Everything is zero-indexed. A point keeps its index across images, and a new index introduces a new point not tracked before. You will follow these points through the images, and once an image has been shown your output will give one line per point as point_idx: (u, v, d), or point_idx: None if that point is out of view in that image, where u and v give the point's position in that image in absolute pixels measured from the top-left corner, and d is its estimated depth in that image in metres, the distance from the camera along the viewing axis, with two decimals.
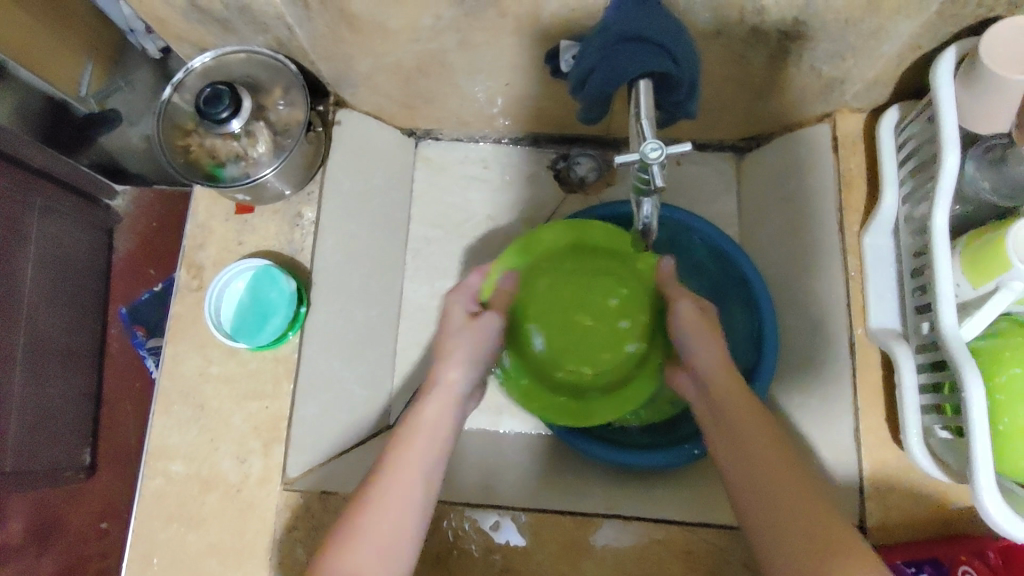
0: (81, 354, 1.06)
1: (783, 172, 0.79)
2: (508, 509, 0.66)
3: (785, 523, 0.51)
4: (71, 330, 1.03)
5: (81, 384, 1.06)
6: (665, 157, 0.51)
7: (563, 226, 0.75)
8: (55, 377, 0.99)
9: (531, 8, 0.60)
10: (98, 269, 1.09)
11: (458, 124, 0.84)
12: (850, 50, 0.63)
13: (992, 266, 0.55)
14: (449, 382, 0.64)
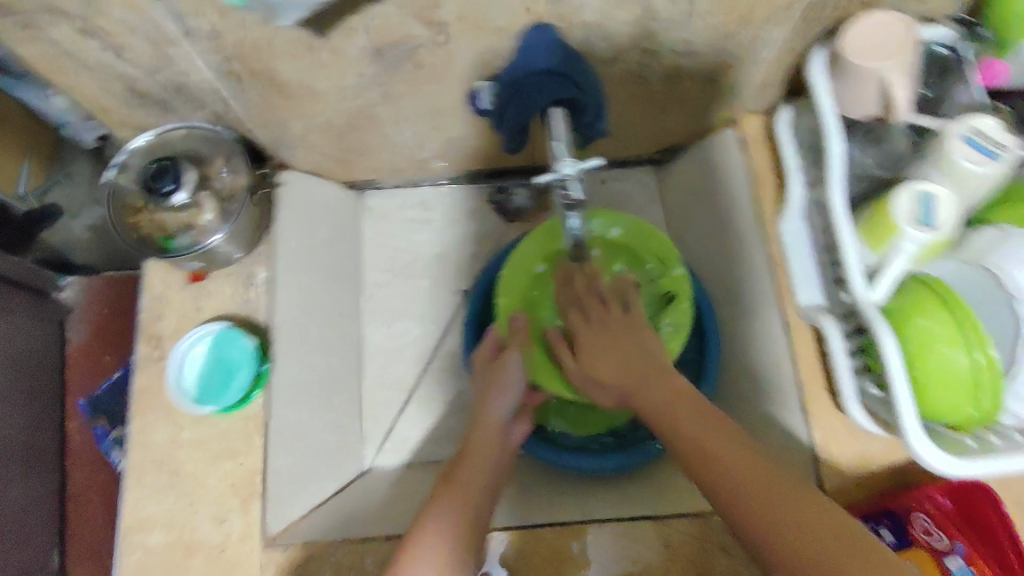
0: (40, 453, 1.03)
1: (701, 178, 0.86)
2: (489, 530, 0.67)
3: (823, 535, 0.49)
4: (29, 430, 1.01)
5: (46, 483, 1.03)
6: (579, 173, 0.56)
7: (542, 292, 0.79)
8: (17, 481, 0.97)
9: (446, 56, 0.66)
10: (52, 364, 1.08)
11: (396, 171, 0.89)
12: (735, 60, 0.71)
13: (889, 232, 0.60)
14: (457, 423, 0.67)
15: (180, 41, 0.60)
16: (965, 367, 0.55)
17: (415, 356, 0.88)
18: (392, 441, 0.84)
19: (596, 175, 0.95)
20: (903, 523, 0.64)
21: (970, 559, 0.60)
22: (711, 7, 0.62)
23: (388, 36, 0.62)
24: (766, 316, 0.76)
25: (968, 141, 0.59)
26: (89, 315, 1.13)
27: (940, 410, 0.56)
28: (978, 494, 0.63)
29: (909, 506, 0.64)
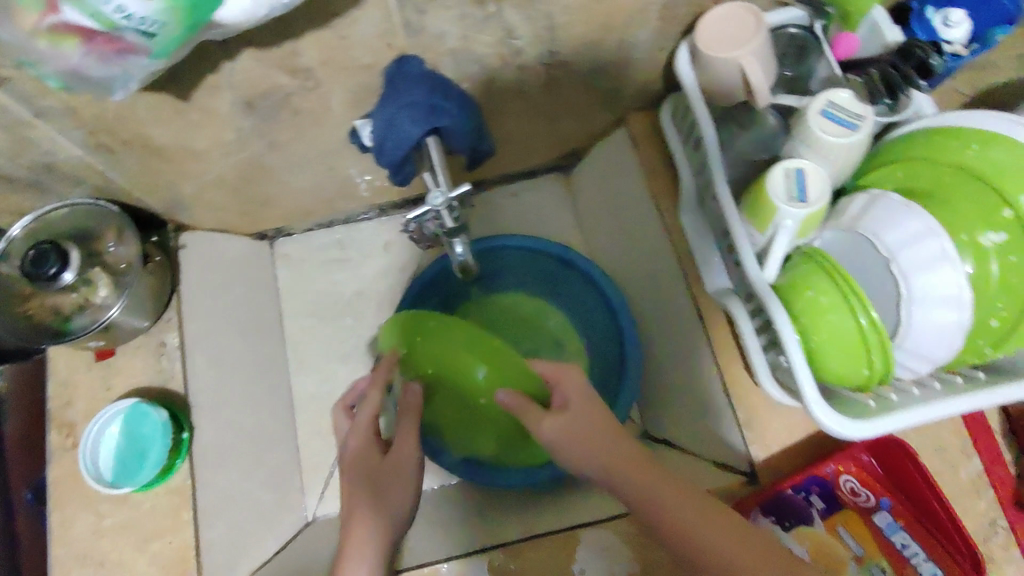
0: None
1: (606, 178, 0.87)
2: (429, 565, 0.67)
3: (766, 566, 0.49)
4: None
5: None
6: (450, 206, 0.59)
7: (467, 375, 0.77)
8: None
9: (319, 100, 0.65)
10: None
11: (302, 215, 0.88)
12: (609, 64, 0.73)
13: (766, 211, 0.61)
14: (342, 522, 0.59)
15: (39, 123, 0.58)
16: (854, 332, 0.57)
17: None
18: (334, 488, 0.83)
19: (508, 188, 0.95)
20: (831, 487, 0.65)
21: (896, 514, 0.64)
22: (568, 18, 0.64)
23: (254, 88, 0.61)
24: (681, 305, 0.77)
25: (825, 114, 0.60)
26: (25, 404, 1.03)
27: (841, 373, 0.59)
28: (896, 449, 0.64)
29: (835, 469, 0.65)
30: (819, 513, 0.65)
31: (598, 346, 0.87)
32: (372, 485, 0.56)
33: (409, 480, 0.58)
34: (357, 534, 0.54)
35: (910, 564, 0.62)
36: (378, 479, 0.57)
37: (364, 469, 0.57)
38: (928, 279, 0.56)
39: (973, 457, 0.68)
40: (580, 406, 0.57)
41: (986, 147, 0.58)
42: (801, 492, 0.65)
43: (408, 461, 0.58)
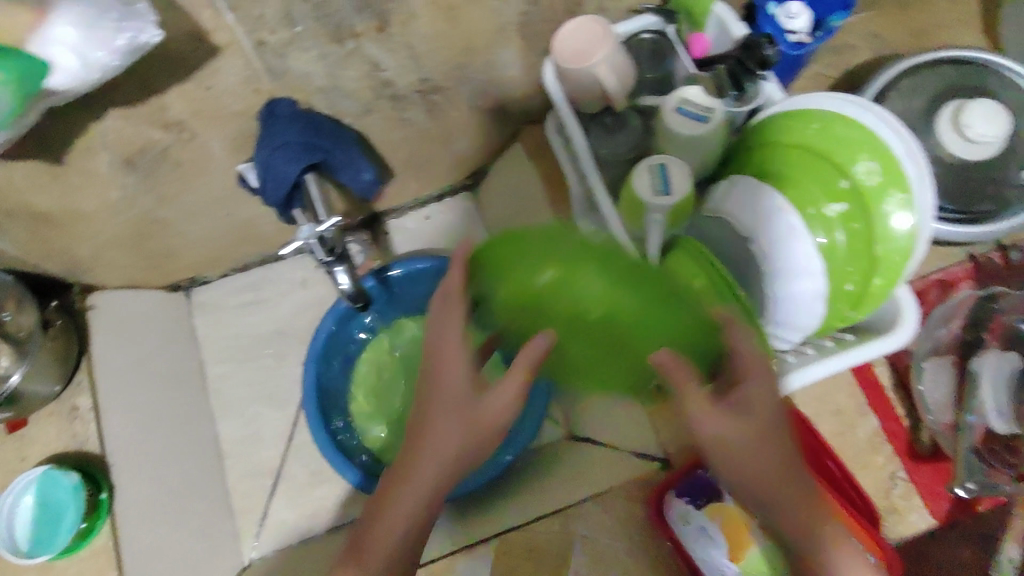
0: None
1: (505, 193, 0.91)
2: None
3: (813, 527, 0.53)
4: None
5: None
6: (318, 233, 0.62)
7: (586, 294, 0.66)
8: None
9: (200, 150, 0.67)
10: None
11: (213, 262, 0.89)
12: (483, 85, 0.76)
13: (636, 206, 0.63)
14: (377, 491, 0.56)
15: None
16: (737, 312, 0.59)
17: (274, 435, 0.90)
18: (269, 527, 0.86)
19: (420, 212, 0.97)
20: None
21: None
22: (430, 46, 0.67)
23: (130, 147, 0.62)
24: None
25: (679, 110, 0.64)
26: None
27: None
28: (796, 418, 0.70)
29: None
30: None
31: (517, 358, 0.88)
32: (454, 401, 0.54)
33: (507, 405, 0.55)
34: (415, 461, 0.55)
35: None
36: (465, 400, 0.54)
37: (459, 389, 0.55)
38: (789, 252, 0.59)
39: (869, 416, 0.71)
40: (757, 366, 0.53)
41: (826, 126, 0.62)
42: (711, 470, 0.68)
43: (501, 412, 0.55)
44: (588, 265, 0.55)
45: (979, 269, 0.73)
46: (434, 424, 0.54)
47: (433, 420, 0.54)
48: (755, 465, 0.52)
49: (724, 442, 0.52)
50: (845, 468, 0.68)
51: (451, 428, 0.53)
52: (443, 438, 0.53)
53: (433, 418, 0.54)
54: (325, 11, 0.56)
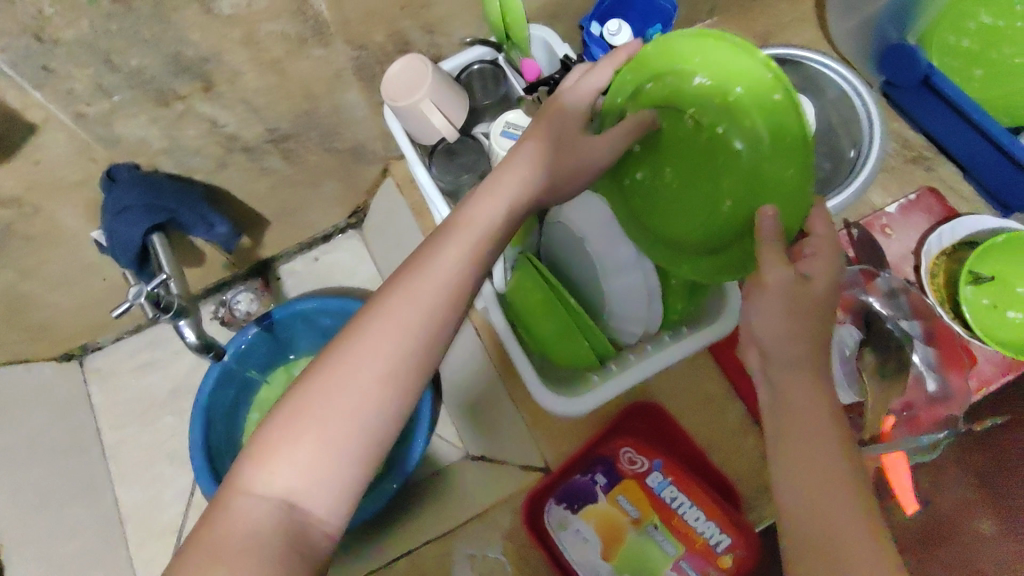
0: None
1: (386, 225, 0.94)
2: None
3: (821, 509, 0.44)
4: None
5: None
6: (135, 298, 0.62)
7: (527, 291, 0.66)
8: None
9: (50, 221, 0.68)
10: None
11: (100, 328, 0.89)
12: (337, 127, 0.79)
13: None
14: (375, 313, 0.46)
15: None
16: (571, 319, 0.62)
17: (178, 493, 0.89)
18: None
19: (308, 255, 1.00)
20: (612, 462, 0.69)
21: (666, 472, 0.67)
22: (269, 101, 0.69)
23: None
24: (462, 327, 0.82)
25: (503, 133, 0.70)
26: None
27: (572, 358, 0.64)
28: (664, 413, 0.71)
29: (614, 444, 0.70)
30: (602, 488, 0.68)
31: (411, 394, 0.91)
32: (561, 134, 0.53)
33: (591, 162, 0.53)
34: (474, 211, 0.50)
35: (679, 516, 0.66)
36: (569, 140, 0.53)
37: (575, 132, 0.54)
38: (609, 249, 0.63)
39: (737, 402, 0.71)
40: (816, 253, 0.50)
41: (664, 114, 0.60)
42: (587, 474, 0.69)
43: (596, 153, 0.53)
44: (685, 108, 0.54)
45: None
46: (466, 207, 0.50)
47: (534, 136, 0.53)
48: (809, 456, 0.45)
49: (811, 314, 0.48)
50: (709, 457, 0.70)
51: (537, 158, 0.52)
52: (477, 218, 0.49)
53: (506, 169, 0.52)
54: (140, 78, 0.58)
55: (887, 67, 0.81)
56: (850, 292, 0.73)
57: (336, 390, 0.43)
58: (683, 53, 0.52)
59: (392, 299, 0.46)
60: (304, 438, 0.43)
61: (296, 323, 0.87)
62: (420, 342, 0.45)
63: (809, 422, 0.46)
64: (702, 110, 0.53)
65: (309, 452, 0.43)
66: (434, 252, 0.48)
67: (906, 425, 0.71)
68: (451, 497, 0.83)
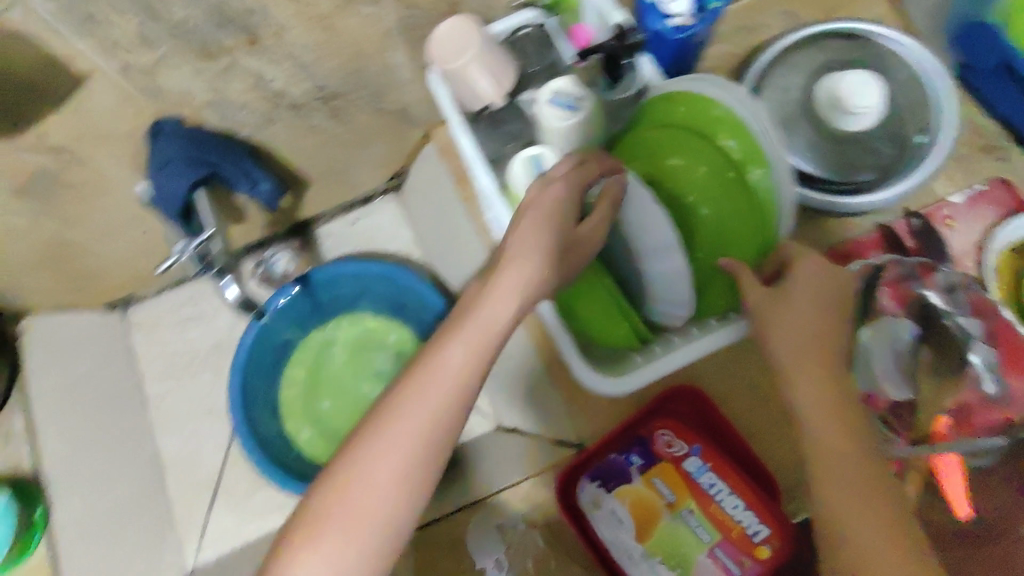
0: None
1: (426, 190, 0.92)
2: None
3: (860, 505, 0.49)
4: None
5: None
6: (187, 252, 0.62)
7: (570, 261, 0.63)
8: None
9: (96, 171, 0.68)
10: None
11: (144, 279, 0.90)
12: (384, 88, 0.77)
13: (518, 202, 0.65)
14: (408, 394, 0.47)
15: None
16: (613, 303, 0.61)
17: (215, 448, 0.91)
18: (211, 537, 0.87)
19: (346, 217, 0.99)
20: (648, 443, 0.68)
21: (704, 457, 0.66)
22: (315, 59, 0.67)
23: (17, 174, 0.63)
24: None
25: (552, 102, 0.64)
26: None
27: (611, 337, 0.62)
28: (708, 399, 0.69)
29: (651, 424, 0.68)
30: (638, 468, 0.67)
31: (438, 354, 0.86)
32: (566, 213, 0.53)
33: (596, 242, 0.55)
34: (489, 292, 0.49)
35: (717, 503, 0.64)
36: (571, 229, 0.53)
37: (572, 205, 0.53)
38: (643, 231, 0.59)
39: None
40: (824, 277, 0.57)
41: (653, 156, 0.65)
42: (624, 454, 0.68)
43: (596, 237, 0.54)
44: (671, 155, 0.64)
45: (884, 236, 0.74)
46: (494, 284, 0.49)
47: (531, 228, 0.51)
48: (838, 449, 0.51)
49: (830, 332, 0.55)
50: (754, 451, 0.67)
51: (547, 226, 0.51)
52: (491, 310, 0.49)
53: (523, 232, 0.51)
54: (185, 29, 0.56)
55: (964, 47, 0.77)
56: (908, 285, 0.68)
57: (367, 487, 0.45)
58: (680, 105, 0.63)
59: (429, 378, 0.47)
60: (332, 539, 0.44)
61: (335, 283, 0.86)
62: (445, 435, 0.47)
63: (832, 419, 0.52)
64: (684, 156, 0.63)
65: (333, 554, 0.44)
66: (448, 350, 0.48)
67: (959, 428, 0.66)
68: (491, 469, 0.86)
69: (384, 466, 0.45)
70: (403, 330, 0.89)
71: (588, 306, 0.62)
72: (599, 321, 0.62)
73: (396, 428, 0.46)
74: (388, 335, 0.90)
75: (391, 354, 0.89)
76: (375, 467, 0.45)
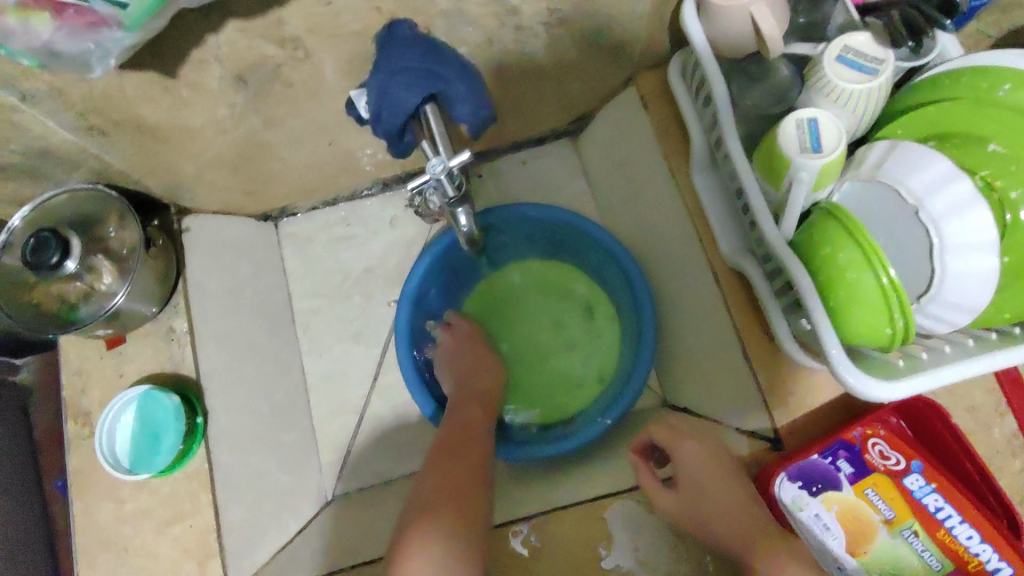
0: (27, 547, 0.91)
1: (614, 139, 0.85)
2: (510, 528, 0.69)
3: None
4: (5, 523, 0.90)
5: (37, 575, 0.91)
6: (449, 169, 0.55)
7: (841, 236, 0.56)
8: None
9: (312, 71, 0.63)
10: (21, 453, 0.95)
11: (308, 192, 0.87)
12: (614, 21, 0.68)
13: (781, 165, 0.58)
14: (431, 456, 0.69)
15: (24, 108, 0.57)
16: (881, 285, 0.53)
17: (361, 374, 0.88)
18: (352, 467, 0.84)
19: (516, 156, 0.94)
20: (858, 451, 0.64)
21: (927, 476, 0.62)
22: None
23: (242, 62, 0.58)
24: (697, 270, 0.74)
25: (841, 61, 0.57)
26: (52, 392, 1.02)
27: (864, 334, 0.55)
28: (929, 413, 0.64)
29: (863, 432, 0.64)
30: (847, 477, 0.63)
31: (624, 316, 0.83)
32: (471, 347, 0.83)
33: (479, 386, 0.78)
34: (468, 374, 0.79)
35: (946, 528, 0.60)
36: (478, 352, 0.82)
37: (467, 356, 0.82)
38: (964, 226, 0.52)
39: (1007, 416, 0.66)
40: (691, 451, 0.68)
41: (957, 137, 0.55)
42: (829, 458, 0.63)
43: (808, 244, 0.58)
44: (988, 136, 0.54)
45: None
46: (456, 356, 0.82)
47: (474, 357, 0.81)
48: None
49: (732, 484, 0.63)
50: (992, 479, 0.62)
51: (469, 354, 0.82)
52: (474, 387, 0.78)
53: (473, 343, 0.83)
54: None
55: None
56: None
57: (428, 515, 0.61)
58: (1006, 82, 0.55)
59: (439, 446, 0.69)
60: (428, 534, 0.59)
61: (509, 225, 0.84)
62: (468, 466, 0.66)
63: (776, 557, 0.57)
64: (1010, 141, 0.54)
65: (434, 555, 0.57)
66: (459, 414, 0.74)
67: None
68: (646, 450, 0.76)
69: (428, 483, 0.65)
70: (594, 284, 0.88)
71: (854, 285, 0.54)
72: (865, 309, 0.54)
73: (431, 477, 0.65)
74: (577, 287, 0.89)
75: (580, 307, 0.88)
76: (417, 496, 0.64)
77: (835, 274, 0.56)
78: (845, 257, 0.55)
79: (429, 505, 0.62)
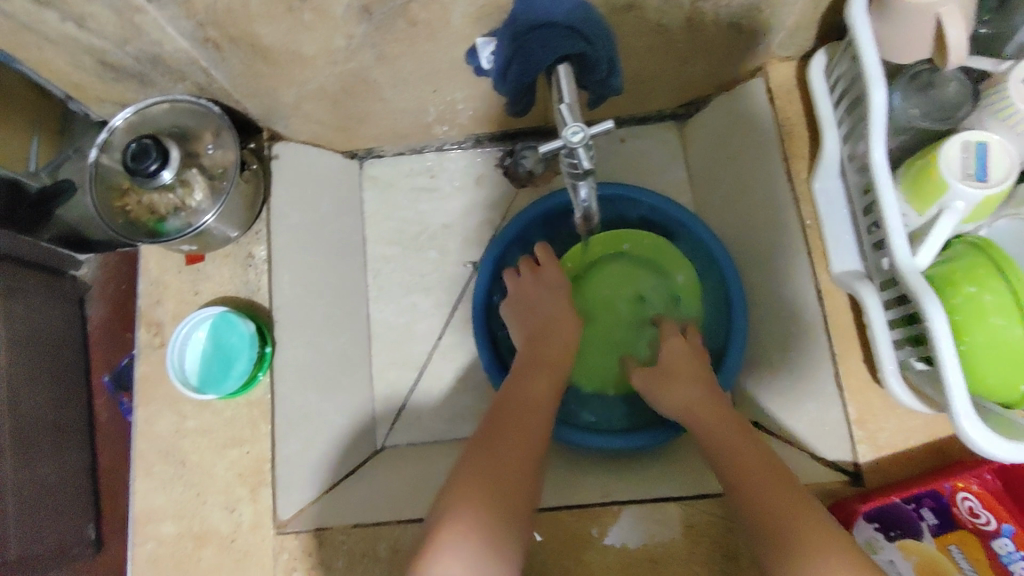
0: (73, 433, 0.94)
1: (727, 129, 0.80)
2: (548, 512, 0.64)
3: None
4: (60, 406, 0.92)
5: (77, 461, 0.94)
6: (588, 139, 0.53)
7: (993, 278, 0.51)
8: (51, 455, 0.88)
9: (441, 11, 0.59)
10: (76, 343, 0.98)
11: (398, 137, 0.85)
12: (765, 2, 0.63)
13: (933, 190, 0.53)
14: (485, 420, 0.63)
15: (146, 8, 0.55)
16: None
17: (424, 330, 0.86)
18: (405, 422, 0.83)
19: (615, 132, 0.90)
20: (946, 503, 0.60)
21: (1019, 544, 0.56)
22: None
23: None
24: (799, 284, 0.70)
25: None
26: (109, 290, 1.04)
27: (994, 388, 0.51)
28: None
29: (953, 484, 0.59)
30: (930, 528, 0.59)
31: (710, 315, 0.81)
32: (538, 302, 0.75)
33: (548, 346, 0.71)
34: (536, 331, 0.72)
35: None
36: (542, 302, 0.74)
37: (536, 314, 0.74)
38: None
39: None
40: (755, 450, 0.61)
41: None
42: (911, 504, 0.60)
43: (947, 277, 0.53)
44: None
45: None
46: (519, 310, 0.74)
47: (553, 308, 0.74)
48: None
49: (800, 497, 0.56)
50: None
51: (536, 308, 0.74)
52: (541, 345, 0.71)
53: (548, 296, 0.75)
54: None
55: None
56: None
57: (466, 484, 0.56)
58: None
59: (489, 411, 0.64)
60: (463, 522, 0.53)
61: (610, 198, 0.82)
62: (512, 430, 0.60)
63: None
64: None
65: (472, 541, 0.52)
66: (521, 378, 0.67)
67: None
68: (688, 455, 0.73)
69: (468, 451, 0.60)
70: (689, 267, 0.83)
71: (998, 332, 0.50)
72: (1004, 362, 0.50)
73: (474, 446, 0.60)
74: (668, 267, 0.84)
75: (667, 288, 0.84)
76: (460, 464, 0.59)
77: (980, 316, 0.51)
78: (994, 299, 0.51)
79: (467, 481, 0.56)
